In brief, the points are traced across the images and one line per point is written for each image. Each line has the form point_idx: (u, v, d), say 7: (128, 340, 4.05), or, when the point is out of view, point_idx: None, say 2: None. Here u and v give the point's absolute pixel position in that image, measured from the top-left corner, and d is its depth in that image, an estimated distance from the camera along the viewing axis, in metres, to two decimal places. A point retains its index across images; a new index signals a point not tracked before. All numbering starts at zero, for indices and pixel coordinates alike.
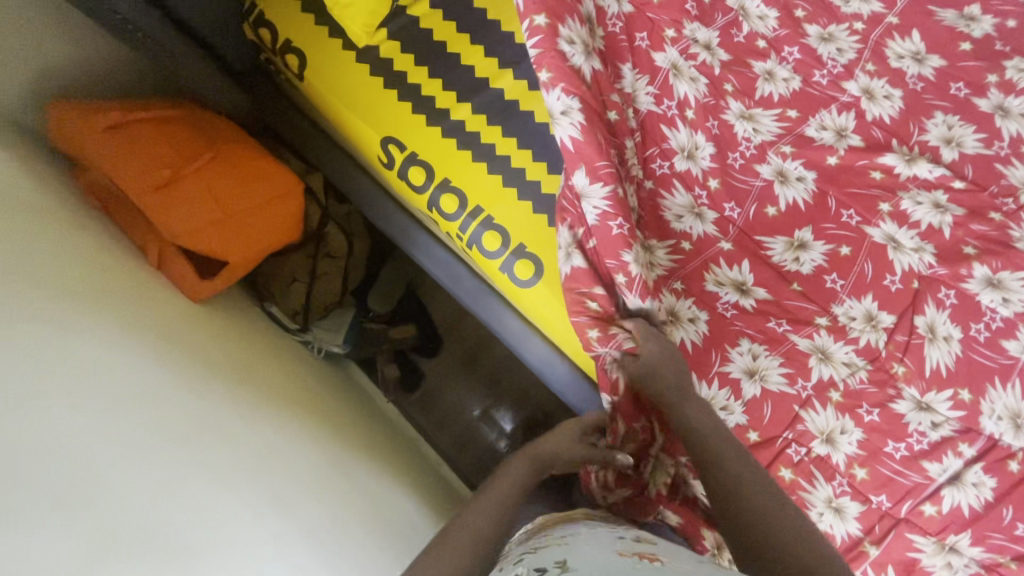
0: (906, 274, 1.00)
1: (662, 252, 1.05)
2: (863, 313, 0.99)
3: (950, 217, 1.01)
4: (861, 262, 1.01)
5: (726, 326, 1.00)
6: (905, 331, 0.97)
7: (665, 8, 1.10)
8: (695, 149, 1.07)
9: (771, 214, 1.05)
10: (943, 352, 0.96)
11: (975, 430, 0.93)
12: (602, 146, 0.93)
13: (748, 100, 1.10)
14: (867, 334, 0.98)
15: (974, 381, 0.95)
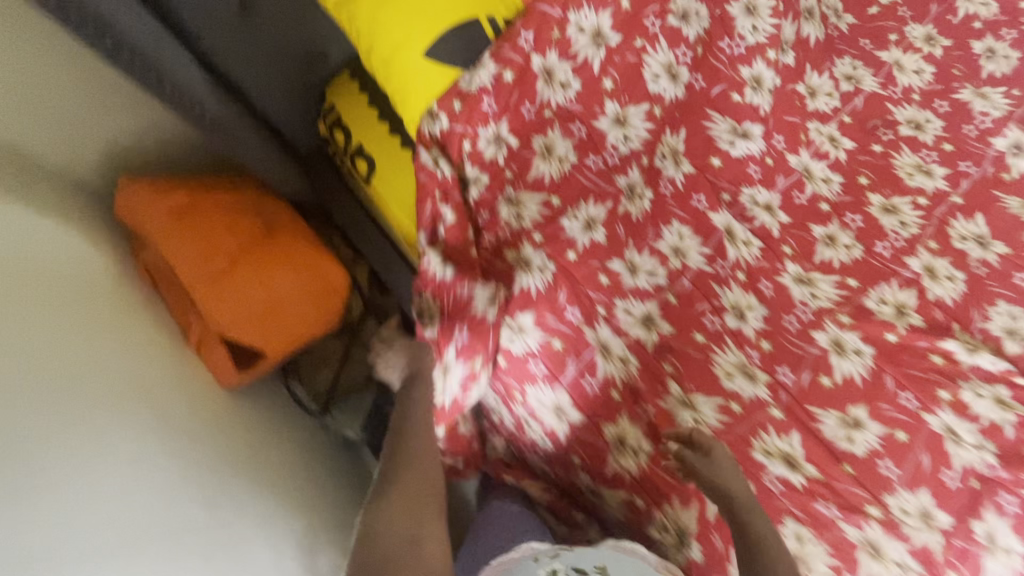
0: (965, 471, 0.96)
1: (709, 409, 1.02)
2: (919, 508, 0.95)
3: (1014, 416, 0.98)
4: (917, 452, 0.98)
5: (773, 503, 0.95)
6: (964, 536, 0.93)
7: (726, 172, 1.11)
8: (748, 309, 1.07)
9: (825, 383, 1.02)
10: (1003, 566, 0.91)
11: None
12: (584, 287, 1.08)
13: (807, 264, 1.09)
14: (924, 533, 0.93)
15: None
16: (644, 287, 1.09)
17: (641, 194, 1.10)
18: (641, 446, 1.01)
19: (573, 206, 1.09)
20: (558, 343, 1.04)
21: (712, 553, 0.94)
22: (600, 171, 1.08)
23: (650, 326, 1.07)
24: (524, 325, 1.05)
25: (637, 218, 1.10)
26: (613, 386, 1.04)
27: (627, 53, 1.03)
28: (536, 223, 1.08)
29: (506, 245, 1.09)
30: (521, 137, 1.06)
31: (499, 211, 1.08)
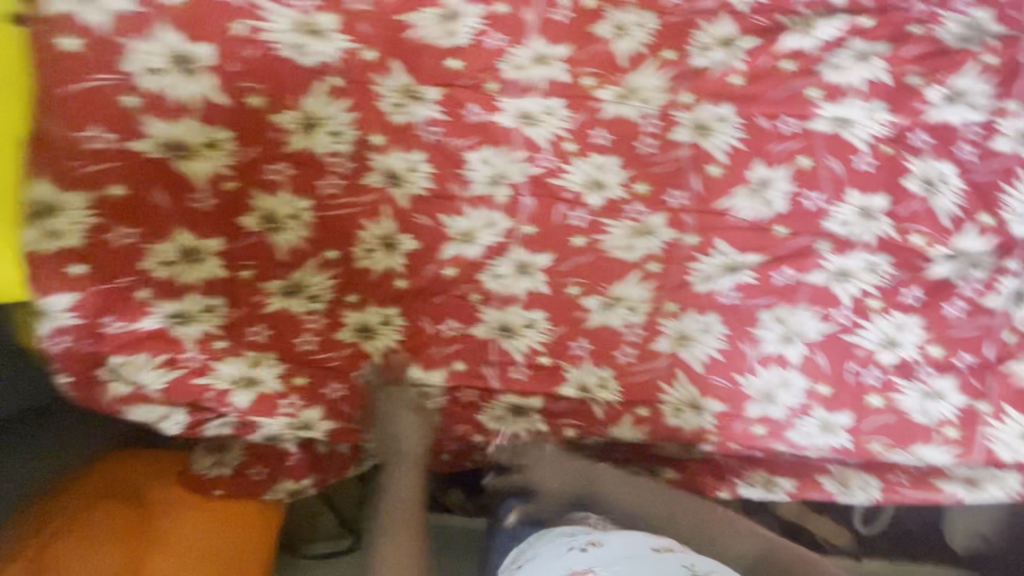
0: (873, 145, 0.96)
1: (633, 289, 0.98)
2: (856, 211, 0.96)
3: (879, 61, 0.95)
4: (824, 163, 0.96)
5: (743, 311, 0.98)
6: (904, 201, 0.96)
7: (472, 64, 0.92)
8: (599, 171, 0.97)
9: (715, 174, 0.97)
10: (949, 196, 0.95)
11: (1012, 241, 0.95)
12: (432, 282, 0.96)
13: (616, 78, 0.96)
14: (872, 228, 0.96)
15: (987, 198, 0.95)
16: (496, 241, 0.97)
17: (406, 170, 0.92)
18: (603, 375, 1.00)
19: (352, 245, 0.92)
20: (460, 365, 0.99)
21: (726, 390, 0.99)
22: (345, 187, 0.90)
23: (530, 271, 0.98)
24: (419, 376, 0.98)
25: (428, 192, 0.94)
26: (540, 353, 0.99)
27: (242, 50, 0.79)
28: (336, 288, 0.94)
29: (329, 329, 0.96)
30: (221, 234, 0.86)
31: (285, 306, 0.94)
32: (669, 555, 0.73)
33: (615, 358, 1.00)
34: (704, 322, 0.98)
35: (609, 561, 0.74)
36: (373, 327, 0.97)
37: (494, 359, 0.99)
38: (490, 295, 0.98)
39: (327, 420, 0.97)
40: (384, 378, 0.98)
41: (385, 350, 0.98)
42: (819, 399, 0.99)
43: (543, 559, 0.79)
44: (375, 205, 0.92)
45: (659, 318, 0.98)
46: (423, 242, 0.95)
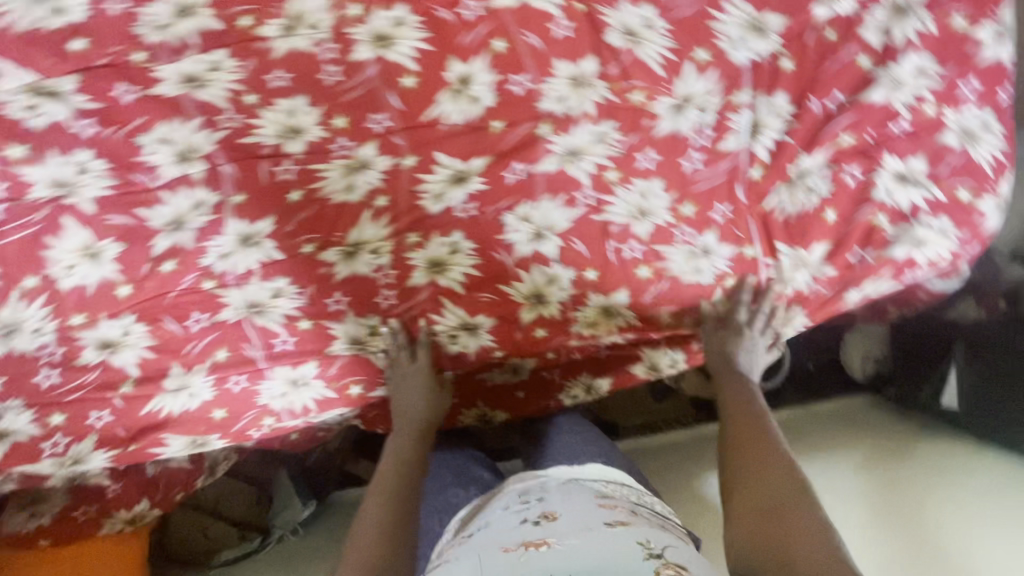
0: (564, 10, 0.88)
1: (369, 230, 0.93)
2: (568, 82, 0.89)
3: None
4: (519, 42, 0.88)
5: (486, 221, 0.93)
6: (613, 59, 0.89)
7: (103, 39, 0.84)
8: (291, 115, 0.90)
9: (411, 86, 0.89)
10: (656, 42, 0.88)
11: (736, 71, 0.89)
12: (157, 281, 0.91)
13: (273, 11, 0.87)
14: (588, 97, 0.90)
15: (696, 33, 0.88)
16: (207, 222, 0.91)
17: (77, 173, 0.86)
18: (371, 325, 0.96)
19: (48, 265, 0.88)
20: (223, 353, 0.94)
21: (493, 305, 0.96)
22: (13, 209, 0.85)
23: (256, 243, 0.92)
24: (180, 378, 0.94)
25: (113, 190, 0.88)
26: (299, 319, 0.94)
27: None
28: (54, 314, 0.89)
29: (68, 358, 0.91)
30: None
31: (11, 348, 0.89)
32: (622, 530, 0.71)
33: (376, 304, 0.95)
34: (450, 243, 0.94)
35: (565, 534, 0.71)
36: (115, 341, 0.92)
37: (252, 340, 0.94)
38: (223, 278, 0.93)
39: (101, 449, 0.96)
40: (145, 389, 0.94)
41: (135, 363, 0.93)
42: (591, 286, 0.95)
43: (497, 524, 0.78)
44: (57, 218, 0.87)
45: (405, 252, 0.94)
46: (129, 243, 0.90)
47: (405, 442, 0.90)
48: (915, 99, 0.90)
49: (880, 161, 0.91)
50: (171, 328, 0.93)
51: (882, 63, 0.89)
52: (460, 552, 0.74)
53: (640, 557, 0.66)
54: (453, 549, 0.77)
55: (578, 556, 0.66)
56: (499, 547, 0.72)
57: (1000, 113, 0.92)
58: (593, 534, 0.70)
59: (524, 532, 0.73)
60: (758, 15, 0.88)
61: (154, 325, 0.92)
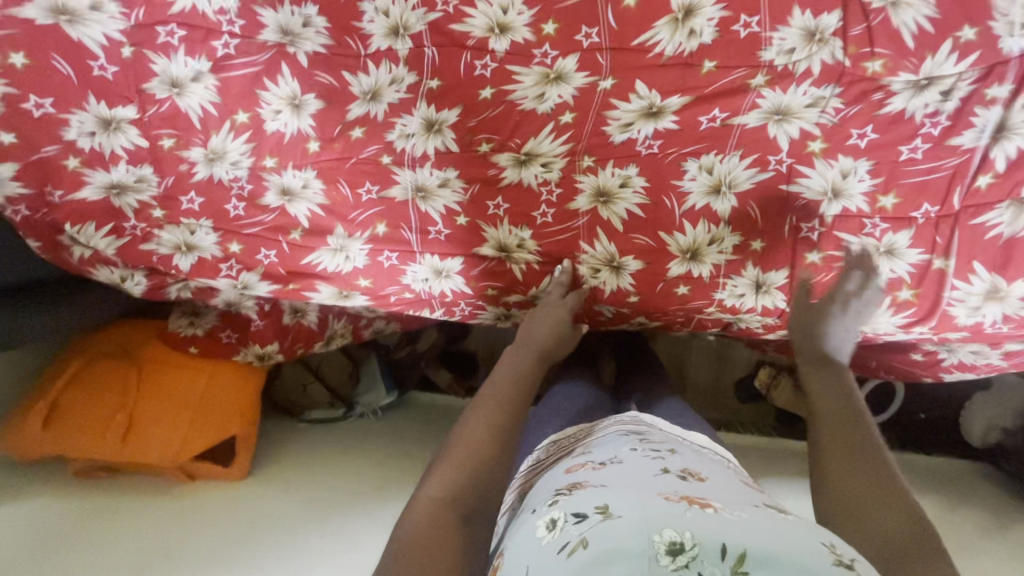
0: None
1: (547, 144, 0.92)
2: (800, 35, 0.82)
3: None
4: None
5: (665, 161, 0.90)
6: (860, 20, 0.80)
7: None
8: (503, 13, 0.89)
9: (631, 4, 0.85)
10: (916, 10, 0.78)
11: (1000, 62, 0.78)
12: (344, 144, 0.97)
13: None
14: (817, 55, 0.82)
15: (968, 10, 0.77)
16: (400, 100, 0.95)
17: (301, 25, 0.91)
18: (521, 237, 0.97)
19: (260, 107, 0.94)
20: (382, 228, 1.00)
21: (647, 249, 0.94)
22: (242, 46, 0.91)
23: (438, 130, 0.95)
24: (342, 240, 1.01)
25: (327, 49, 0.93)
26: (457, 213, 0.98)
27: None
28: (254, 153, 0.97)
29: (255, 195, 1.00)
30: (137, 103, 0.92)
31: (211, 174, 0.98)
32: (801, 522, 0.57)
33: (533, 219, 0.96)
34: (622, 176, 0.91)
35: (735, 506, 0.59)
36: (295, 191, 1.00)
37: (412, 223, 0.99)
38: (402, 157, 0.97)
39: (265, 281, 1.05)
40: (311, 240, 1.01)
41: (308, 215, 1.00)
42: (753, 256, 0.91)
43: (631, 462, 0.68)
44: (276, 63, 0.92)
45: (575, 174, 0.93)
46: (328, 103, 0.95)
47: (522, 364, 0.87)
48: None
49: None
50: (344, 190, 0.99)
51: None
52: (610, 479, 0.64)
53: (829, 560, 0.51)
54: (589, 471, 0.68)
55: (759, 534, 0.53)
56: (654, 491, 0.61)
57: None
58: (757, 514, 0.58)
59: (679, 485, 0.62)
60: None
61: (332, 185, 0.99)
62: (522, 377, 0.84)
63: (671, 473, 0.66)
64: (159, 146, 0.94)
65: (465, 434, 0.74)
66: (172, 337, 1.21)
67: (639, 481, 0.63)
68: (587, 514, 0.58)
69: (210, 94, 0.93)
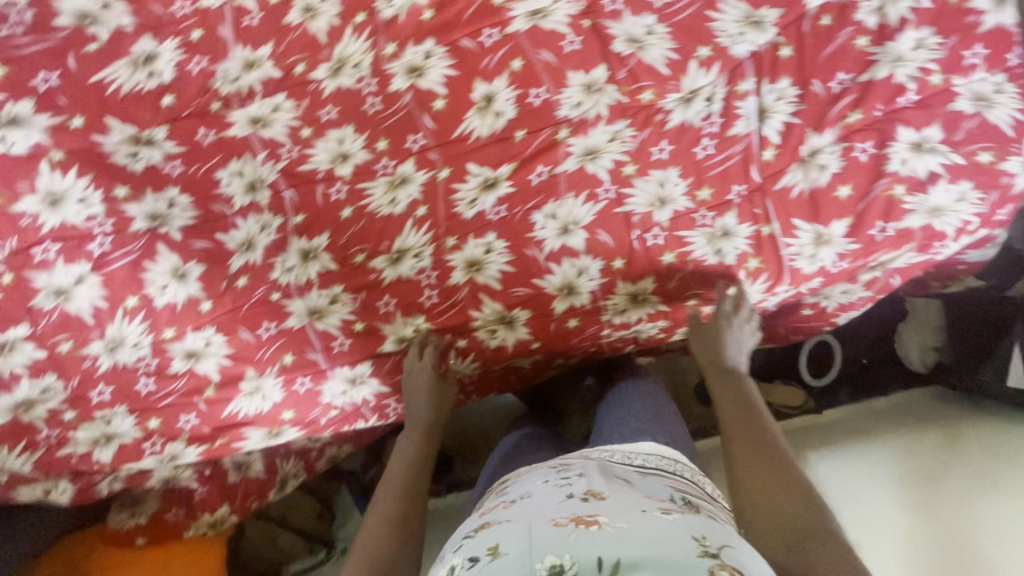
0: (574, 25, 0.97)
1: (412, 238, 1.02)
2: (582, 90, 0.98)
3: None
4: (537, 57, 0.98)
5: (515, 220, 1.00)
6: (621, 66, 0.97)
7: (189, 93, 1.01)
8: (341, 145, 1.02)
9: (442, 107, 1.00)
10: (659, 44, 0.96)
11: (737, 64, 0.95)
12: (234, 294, 1.03)
13: (324, 57, 1.02)
14: (600, 102, 0.98)
15: (696, 36, 0.95)
16: (272, 241, 1.03)
17: (167, 206, 1.01)
18: (416, 324, 1.04)
19: (146, 286, 1.01)
20: (289, 358, 1.04)
21: (529, 297, 1.02)
22: (115, 241, 1.00)
23: (315, 256, 1.03)
24: (254, 381, 1.04)
25: (195, 219, 1.02)
26: (353, 321, 1.04)
27: None
28: (151, 329, 1.02)
29: (161, 367, 1.03)
30: (30, 320, 0.99)
31: (115, 362, 1.02)
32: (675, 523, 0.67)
33: (421, 304, 1.03)
34: (485, 243, 1.01)
35: (619, 517, 0.66)
36: (199, 351, 1.04)
37: (315, 344, 1.04)
38: (289, 287, 1.04)
39: (192, 445, 1.07)
40: (225, 391, 1.05)
41: (217, 369, 1.04)
42: (618, 274, 1.01)
43: (541, 497, 0.75)
44: (152, 245, 1.01)
45: (445, 254, 1.02)
46: (209, 264, 1.03)
47: (414, 448, 0.94)
48: (920, 70, 0.92)
49: (891, 134, 0.94)
50: (244, 335, 1.04)
51: (880, 41, 0.92)
52: (512, 516, 0.71)
53: (694, 554, 0.60)
54: (496, 513, 0.75)
55: (629, 542, 0.61)
56: (549, 518, 0.67)
57: (1012, 74, 0.92)
58: (641, 521, 0.66)
59: (574, 509, 0.68)
60: (754, 11, 0.95)
61: (232, 334, 1.04)
62: (417, 463, 0.91)
63: (572, 498, 0.72)
64: (57, 352, 0.99)
65: (367, 532, 0.80)
66: (117, 533, 1.18)
67: (542, 513, 0.70)
68: (479, 557, 0.64)
69: (95, 290, 1.00)
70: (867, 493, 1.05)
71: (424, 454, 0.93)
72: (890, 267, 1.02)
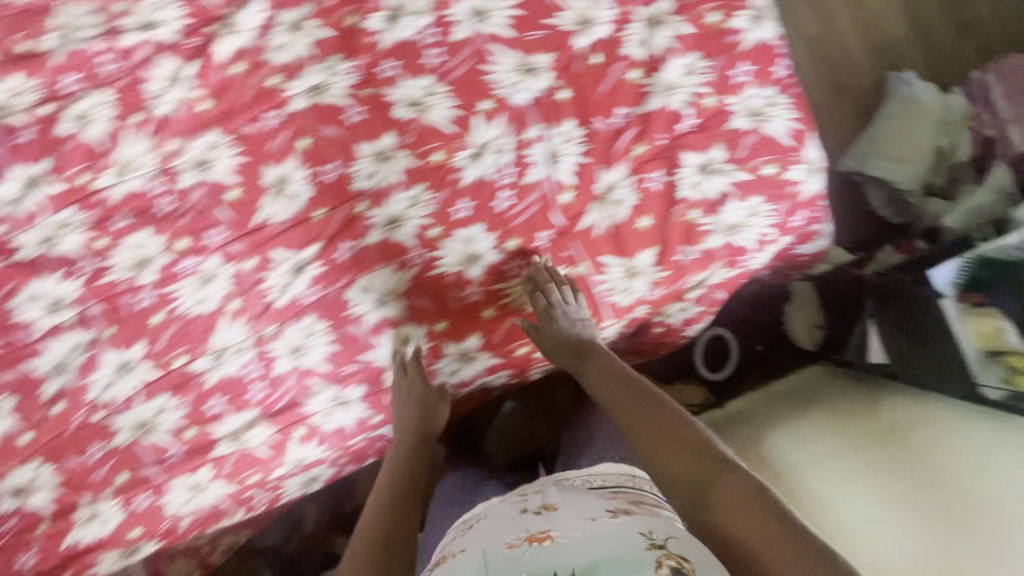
0: (352, 95, 0.94)
1: (229, 333, 0.99)
2: (373, 160, 0.95)
3: (311, 23, 0.93)
4: (321, 133, 0.95)
5: (330, 299, 0.98)
6: (407, 130, 0.95)
7: None
8: (140, 250, 0.98)
9: (235, 197, 0.96)
10: (441, 104, 0.94)
11: (521, 113, 0.94)
12: (51, 422, 0.98)
13: (104, 163, 0.96)
14: (392, 170, 0.95)
15: (475, 90, 0.94)
16: (83, 360, 0.98)
17: None
18: (249, 419, 1.00)
19: None
20: (123, 476, 1.00)
21: (361, 373, 1.00)
22: None
23: (132, 368, 0.99)
24: (91, 506, 1.00)
25: None
26: (185, 427, 1.00)
27: None
28: None
29: None
30: None
31: None
32: (631, 523, 0.72)
33: (251, 399, 0.99)
34: (305, 327, 0.99)
35: (570, 526, 0.73)
36: (25, 487, 0.99)
37: (148, 457, 1.00)
38: (110, 404, 0.99)
39: None
40: (61, 522, 1.00)
41: (48, 501, 0.99)
42: (444, 334, 1.02)
43: (495, 519, 0.82)
44: None
45: (266, 344, 0.99)
46: (18, 396, 0.98)
47: (401, 458, 0.93)
48: (694, 96, 0.93)
49: (678, 161, 0.95)
50: (71, 461, 0.99)
51: (651, 72, 0.93)
52: (466, 545, 0.78)
53: (642, 547, 0.65)
54: (454, 545, 0.81)
55: (583, 550, 0.66)
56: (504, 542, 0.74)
57: (782, 86, 0.94)
58: (592, 524, 0.73)
59: (527, 526, 0.76)
60: (528, 57, 0.93)
61: (56, 464, 0.99)
62: (395, 478, 0.90)
63: (529, 514, 0.80)
64: None
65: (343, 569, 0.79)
66: None
67: (495, 539, 0.75)
68: None
69: None
70: (843, 491, 0.99)
71: (420, 460, 0.93)
72: (710, 282, 1.04)
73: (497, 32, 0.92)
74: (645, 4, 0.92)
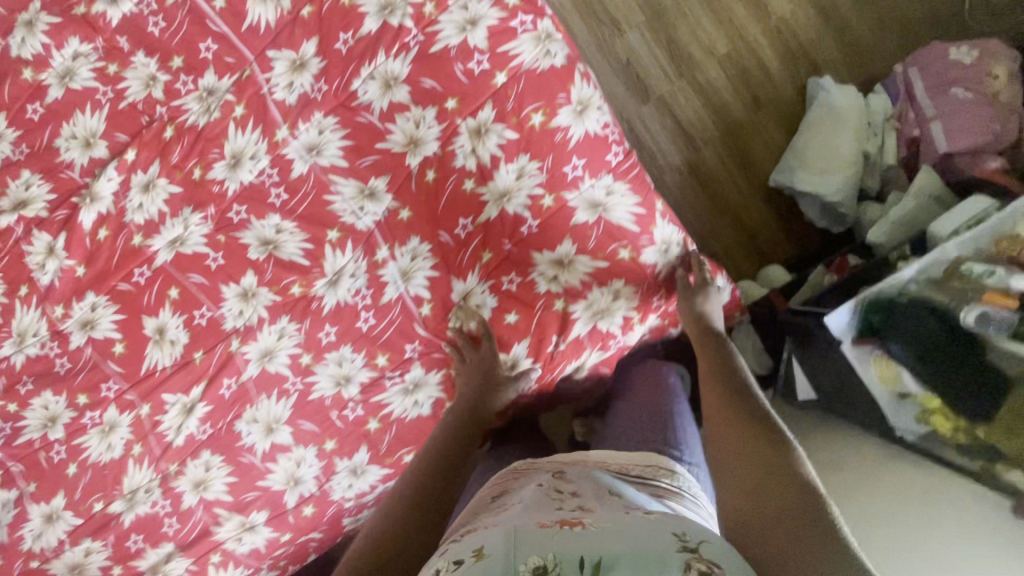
0: (210, 243, 0.99)
1: (137, 475, 1.04)
2: (239, 299, 0.99)
3: (163, 183, 0.99)
4: (188, 280, 1.00)
5: (222, 434, 1.02)
6: (264, 267, 0.98)
7: None
8: (47, 409, 1.04)
9: (122, 351, 1.02)
10: (290, 239, 0.97)
11: (368, 236, 0.97)
12: None
13: (4, 334, 1.03)
14: (257, 306, 0.99)
15: (321, 220, 0.97)
16: (13, 517, 1.05)
17: None
18: (168, 552, 1.05)
19: None
20: None
21: (262, 499, 1.03)
22: None
23: (57, 517, 1.04)
24: None
25: None
26: (111, 566, 1.05)
27: None
28: None
29: None
30: None
31: None
32: (658, 518, 0.56)
33: (166, 533, 1.04)
34: (203, 462, 1.03)
35: (604, 517, 0.57)
36: None
37: None
38: (42, 553, 1.05)
39: None
40: None
41: None
42: (332, 454, 1.02)
43: (530, 501, 0.63)
44: None
45: (171, 482, 1.03)
46: None
47: (450, 421, 0.86)
48: (530, 198, 0.93)
49: (528, 262, 0.96)
50: None
51: (483, 181, 0.94)
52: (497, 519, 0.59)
53: (675, 547, 0.50)
54: (482, 519, 0.62)
55: (619, 535, 0.52)
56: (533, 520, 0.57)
57: (617, 173, 0.94)
58: (630, 518, 0.56)
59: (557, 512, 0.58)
60: (366, 184, 0.96)
61: None
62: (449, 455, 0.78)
63: (558, 503, 0.62)
64: None
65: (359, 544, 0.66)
66: None
67: (522, 518, 0.58)
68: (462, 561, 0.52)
69: None
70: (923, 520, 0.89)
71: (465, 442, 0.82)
72: (591, 364, 1.02)
73: (331, 164, 0.96)
74: (469, 115, 0.93)
